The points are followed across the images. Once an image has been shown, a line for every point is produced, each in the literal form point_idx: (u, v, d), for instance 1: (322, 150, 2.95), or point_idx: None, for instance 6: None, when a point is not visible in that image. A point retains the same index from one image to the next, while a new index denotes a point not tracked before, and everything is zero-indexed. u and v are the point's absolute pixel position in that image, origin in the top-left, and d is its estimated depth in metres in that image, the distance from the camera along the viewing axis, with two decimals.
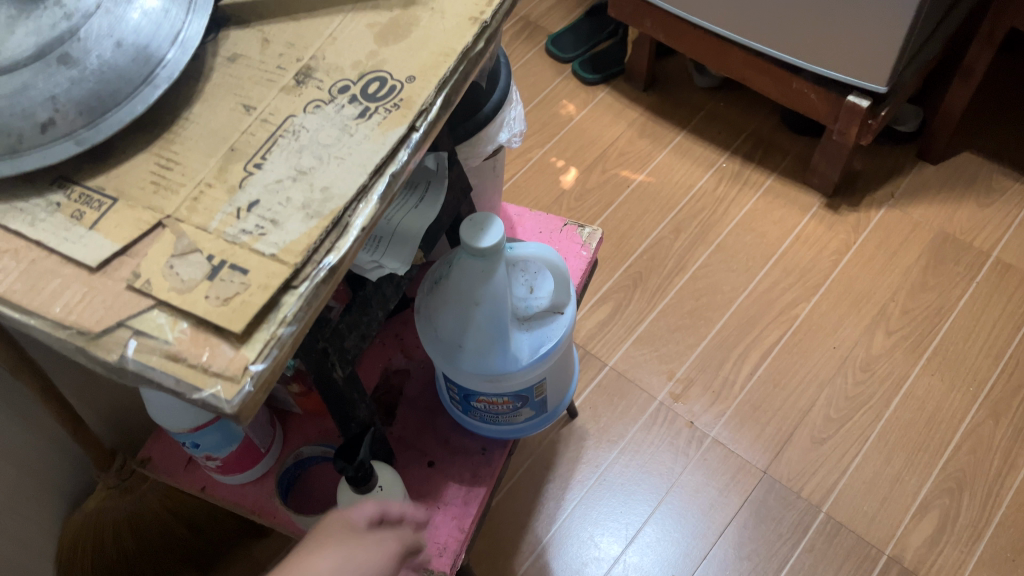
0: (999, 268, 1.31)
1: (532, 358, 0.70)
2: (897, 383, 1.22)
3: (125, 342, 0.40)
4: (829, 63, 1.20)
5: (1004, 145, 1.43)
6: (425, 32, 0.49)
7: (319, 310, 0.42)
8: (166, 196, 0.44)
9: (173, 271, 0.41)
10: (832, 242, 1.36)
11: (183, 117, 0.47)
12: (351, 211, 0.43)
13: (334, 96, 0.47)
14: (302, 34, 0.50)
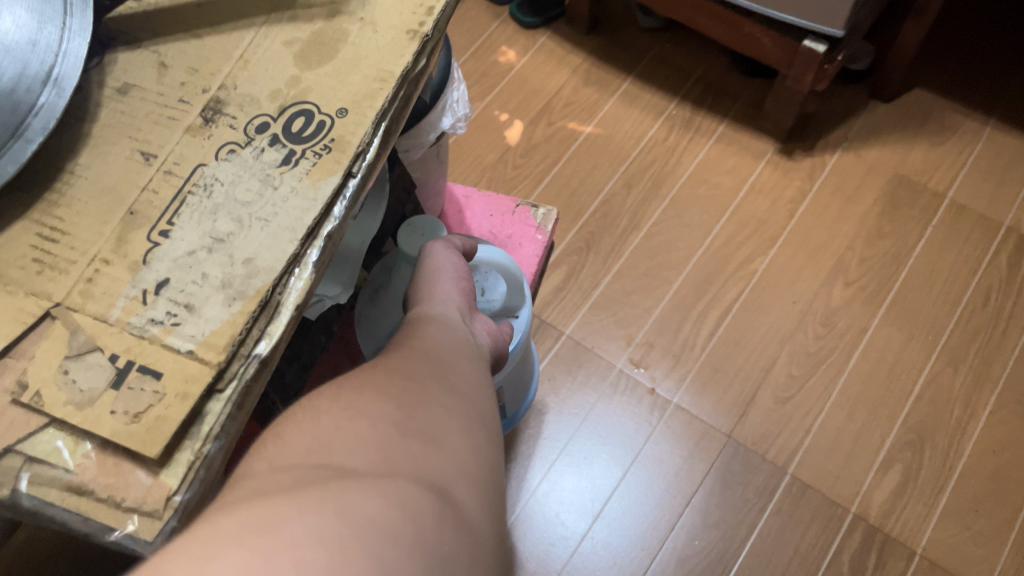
0: (953, 210, 1.29)
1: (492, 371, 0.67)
2: (857, 335, 1.20)
3: (18, 472, 0.39)
4: (783, 8, 1.13)
5: (957, 79, 1.40)
6: (355, 49, 0.49)
7: (245, 415, 0.42)
8: (53, 278, 0.43)
9: (69, 379, 0.40)
10: (787, 190, 1.32)
11: (67, 170, 0.46)
12: (280, 288, 0.43)
13: (250, 138, 0.46)
14: (208, 59, 0.49)
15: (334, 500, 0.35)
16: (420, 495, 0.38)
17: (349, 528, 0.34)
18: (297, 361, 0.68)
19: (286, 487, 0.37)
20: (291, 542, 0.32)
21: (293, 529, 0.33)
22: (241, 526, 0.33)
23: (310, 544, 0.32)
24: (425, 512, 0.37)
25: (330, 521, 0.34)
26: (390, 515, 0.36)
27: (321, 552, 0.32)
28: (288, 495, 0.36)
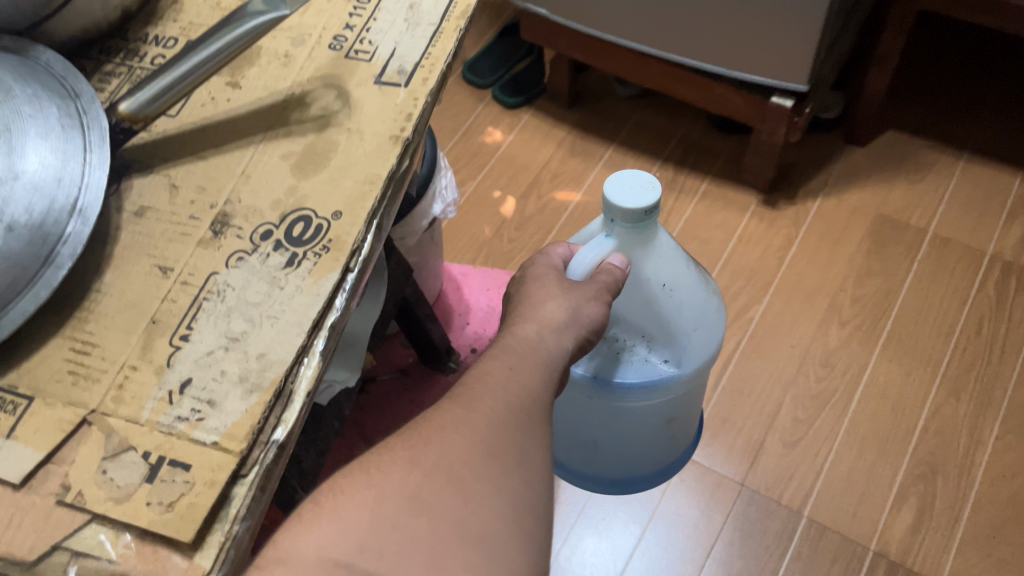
0: (937, 244, 1.32)
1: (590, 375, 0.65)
2: (857, 373, 1.22)
3: (65, 566, 0.42)
4: (750, 68, 1.19)
5: (928, 118, 1.46)
6: (345, 157, 0.54)
7: (267, 495, 0.45)
8: (87, 387, 0.47)
9: (107, 477, 0.44)
10: (775, 239, 1.36)
11: (94, 290, 0.50)
12: (292, 379, 0.47)
13: (256, 245, 0.51)
14: (213, 178, 0.54)
15: (440, 509, 0.42)
16: (517, 506, 0.43)
17: (443, 538, 0.41)
18: (314, 448, 0.71)
19: (411, 476, 0.43)
20: (383, 541, 0.40)
21: (395, 532, 0.41)
22: (355, 516, 0.41)
23: (401, 547, 0.40)
24: (515, 522, 0.43)
25: (424, 532, 0.41)
26: (483, 523, 0.42)
27: (404, 554, 0.40)
28: (410, 491, 0.42)
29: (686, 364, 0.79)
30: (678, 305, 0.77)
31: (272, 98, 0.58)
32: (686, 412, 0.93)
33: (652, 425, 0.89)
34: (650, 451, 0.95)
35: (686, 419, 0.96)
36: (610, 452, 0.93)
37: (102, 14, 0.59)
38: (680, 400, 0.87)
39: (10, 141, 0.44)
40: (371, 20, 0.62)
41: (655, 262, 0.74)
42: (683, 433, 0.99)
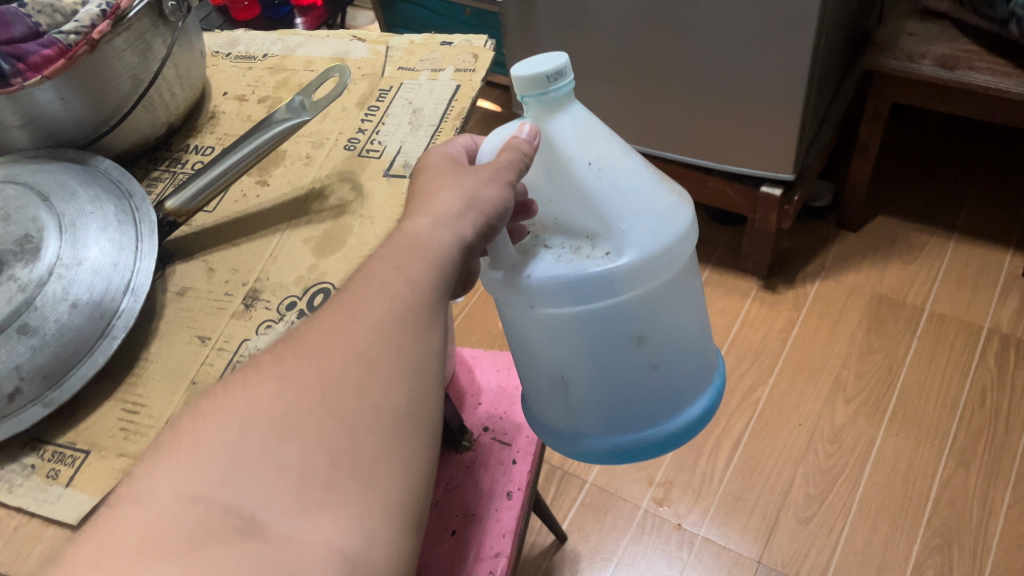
0: (934, 320, 1.37)
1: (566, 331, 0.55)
2: (866, 448, 1.24)
3: None
4: (738, 161, 1.29)
5: (915, 203, 1.53)
6: (359, 238, 0.60)
7: None
8: (135, 439, 0.52)
9: None
10: (776, 321, 1.41)
11: (142, 359, 0.57)
12: None
13: (283, 314, 0.57)
14: (244, 260, 0.61)
15: (316, 432, 0.36)
16: (404, 421, 0.38)
17: (317, 460, 0.35)
18: None
19: (280, 398, 0.37)
20: (248, 475, 0.35)
21: (265, 462, 0.35)
22: (220, 445, 0.36)
23: (271, 479, 0.35)
24: (403, 443, 0.37)
25: (298, 463, 0.35)
26: (364, 448, 0.36)
27: (274, 488, 0.34)
28: (279, 414, 0.37)
29: (626, 287, 0.52)
30: (617, 193, 0.52)
31: (294, 193, 0.66)
32: (680, 346, 0.58)
33: (619, 352, 0.55)
34: (638, 406, 0.58)
35: (683, 344, 0.58)
36: (574, 402, 0.59)
37: (151, 129, 0.68)
38: (654, 336, 0.55)
39: (74, 234, 0.53)
40: (380, 123, 0.70)
41: (577, 136, 0.53)
42: (689, 379, 0.59)
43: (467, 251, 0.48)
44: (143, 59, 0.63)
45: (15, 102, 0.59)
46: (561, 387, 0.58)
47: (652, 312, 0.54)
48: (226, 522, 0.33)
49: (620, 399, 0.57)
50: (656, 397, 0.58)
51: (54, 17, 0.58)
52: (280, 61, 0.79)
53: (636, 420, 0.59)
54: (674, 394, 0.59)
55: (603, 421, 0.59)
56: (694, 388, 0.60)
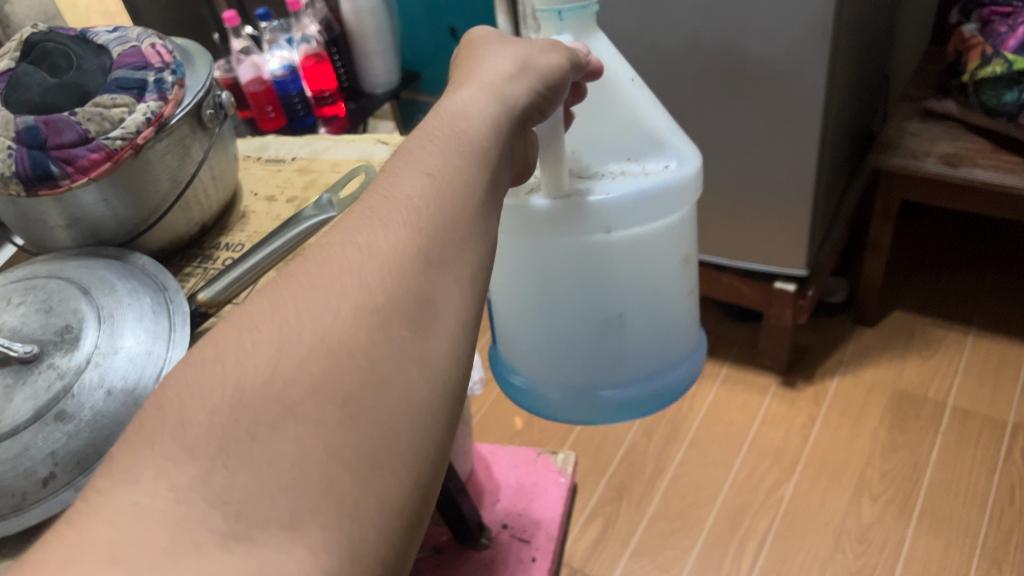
0: (958, 415, 1.35)
1: (584, 268, 0.61)
2: (895, 548, 1.19)
3: None
4: (751, 258, 1.32)
5: (931, 298, 1.54)
6: None
7: None
8: None
9: None
10: (797, 418, 1.40)
11: None
12: None
13: None
14: None
15: (314, 421, 0.34)
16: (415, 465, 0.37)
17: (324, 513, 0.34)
18: None
19: (283, 365, 0.35)
20: None
21: (262, 466, 0.32)
22: None
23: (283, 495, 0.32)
24: (420, 391, 0.36)
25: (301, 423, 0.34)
26: (362, 425, 0.34)
27: None
28: (276, 394, 0.34)
29: (648, 215, 0.59)
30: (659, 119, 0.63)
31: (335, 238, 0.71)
32: (680, 301, 0.66)
33: (598, 328, 0.64)
34: (647, 343, 0.67)
35: (680, 299, 0.66)
36: (593, 354, 0.66)
37: (186, 228, 0.72)
38: (652, 279, 0.63)
39: (112, 325, 0.56)
40: None
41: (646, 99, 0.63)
42: (686, 324, 0.69)
43: (512, 119, 0.52)
44: (181, 163, 0.67)
45: (62, 202, 0.62)
46: (567, 330, 0.65)
47: (661, 258, 0.62)
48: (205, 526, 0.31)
49: (623, 335, 0.65)
50: (642, 348, 0.67)
51: (103, 123, 0.60)
52: (308, 163, 0.84)
53: (637, 356, 0.67)
54: (668, 339, 0.68)
55: (598, 362, 0.67)
56: (682, 338, 0.69)
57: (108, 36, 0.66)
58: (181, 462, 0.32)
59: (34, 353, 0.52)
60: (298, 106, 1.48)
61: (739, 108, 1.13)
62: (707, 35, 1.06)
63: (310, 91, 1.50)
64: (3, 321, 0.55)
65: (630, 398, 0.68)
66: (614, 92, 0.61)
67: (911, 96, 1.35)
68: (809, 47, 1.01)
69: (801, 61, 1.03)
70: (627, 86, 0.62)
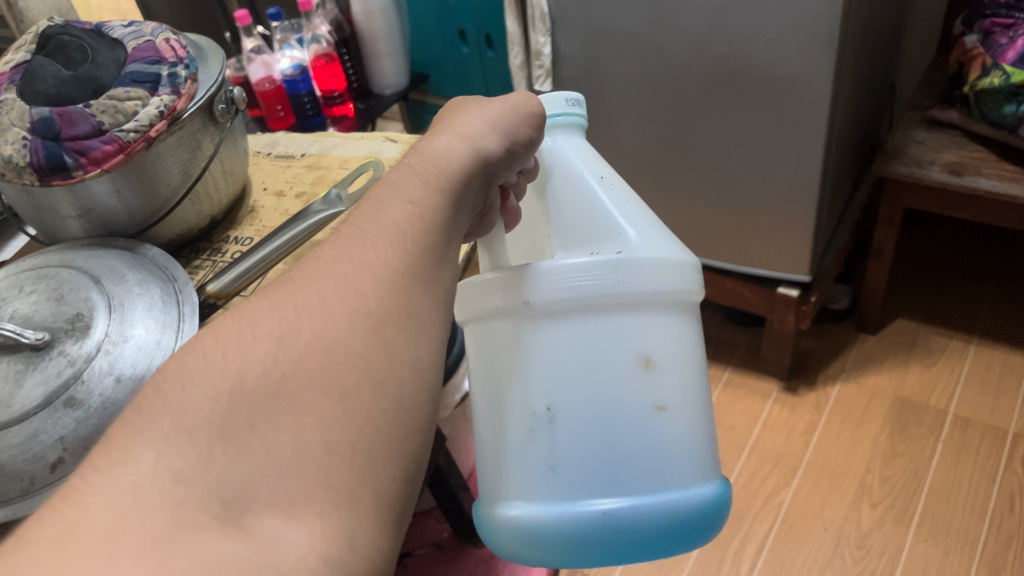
0: (959, 423, 1.35)
1: (507, 343, 0.52)
2: (894, 554, 1.20)
3: None
4: (755, 263, 1.32)
5: (935, 306, 1.55)
6: None
7: None
8: None
9: None
10: (799, 423, 1.41)
11: None
12: None
13: None
14: None
15: (323, 419, 0.34)
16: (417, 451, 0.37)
17: None
18: None
19: (285, 355, 0.35)
20: None
21: (268, 452, 0.33)
22: None
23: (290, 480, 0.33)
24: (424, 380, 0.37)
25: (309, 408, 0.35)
26: (368, 412, 0.35)
27: None
28: (293, 398, 0.34)
29: (572, 280, 0.51)
30: (625, 209, 0.61)
31: None
32: (642, 415, 0.50)
33: (528, 425, 0.51)
34: (597, 460, 0.49)
35: (647, 414, 0.50)
36: (527, 469, 0.51)
37: (195, 221, 0.73)
38: (592, 370, 0.50)
39: (122, 314, 0.57)
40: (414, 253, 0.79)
41: (617, 194, 0.62)
42: (668, 457, 0.50)
43: (481, 170, 0.51)
44: (192, 156, 0.68)
45: (74, 193, 0.64)
46: (499, 435, 0.52)
47: (602, 346, 0.50)
48: (206, 506, 0.31)
49: (556, 439, 0.50)
50: (593, 452, 0.49)
51: (116, 116, 0.61)
52: (317, 159, 0.85)
53: (584, 479, 0.49)
54: (634, 463, 0.49)
55: (531, 485, 0.51)
56: (666, 473, 0.50)
57: (123, 30, 0.67)
58: (194, 451, 0.33)
59: (45, 340, 0.53)
60: (307, 106, 1.48)
61: (746, 114, 1.13)
62: (715, 41, 1.07)
63: (320, 91, 1.52)
64: (16, 309, 0.57)
65: (572, 537, 0.49)
66: (577, 183, 0.63)
67: (917, 104, 1.36)
68: (816, 54, 1.01)
69: (808, 68, 1.03)
70: (593, 180, 0.62)
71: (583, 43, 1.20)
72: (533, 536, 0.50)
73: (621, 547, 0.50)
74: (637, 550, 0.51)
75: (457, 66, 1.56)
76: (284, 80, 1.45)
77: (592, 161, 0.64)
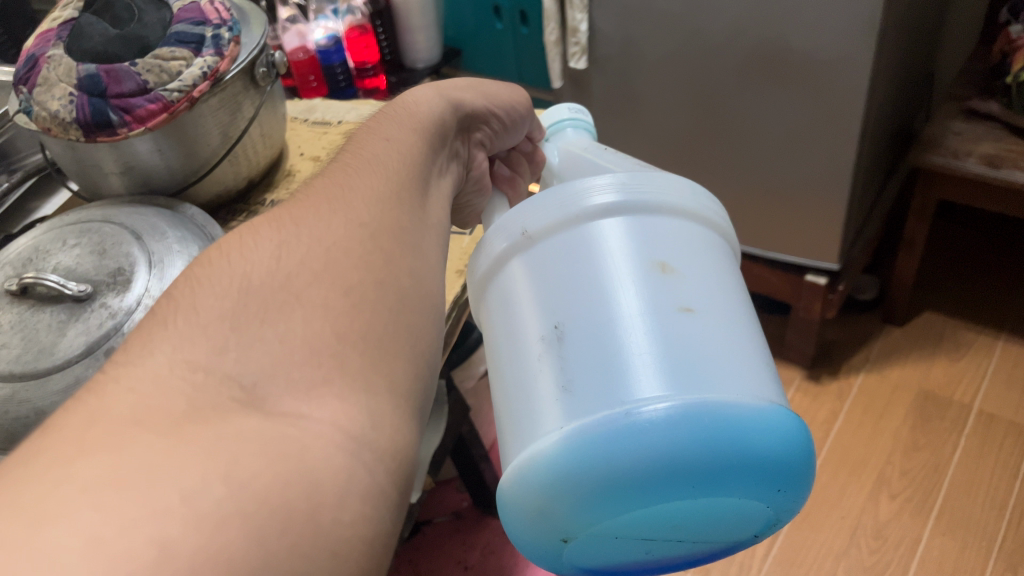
0: (983, 419, 1.34)
1: (511, 278, 0.49)
2: (911, 546, 1.19)
3: None
4: (783, 249, 1.32)
5: (963, 300, 1.53)
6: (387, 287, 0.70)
7: None
8: None
9: None
10: (820, 412, 1.40)
11: None
12: None
13: None
14: None
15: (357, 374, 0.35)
16: None
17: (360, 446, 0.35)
18: None
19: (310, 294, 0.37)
20: None
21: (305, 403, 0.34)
22: None
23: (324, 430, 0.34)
24: None
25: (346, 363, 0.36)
26: None
27: None
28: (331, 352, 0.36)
29: (570, 197, 0.49)
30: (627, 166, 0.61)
31: None
32: (658, 312, 0.43)
33: (533, 347, 0.45)
34: (615, 364, 0.42)
35: (666, 312, 0.43)
36: (542, 400, 0.43)
37: (234, 182, 0.74)
38: (599, 277, 0.45)
39: (162, 270, 0.59)
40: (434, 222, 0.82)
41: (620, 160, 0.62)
42: (704, 357, 0.41)
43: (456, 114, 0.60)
44: (233, 118, 0.69)
45: (117, 150, 0.65)
46: (513, 377, 0.46)
47: (610, 254, 0.46)
48: (224, 389, 0.34)
49: (563, 352, 0.43)
50: (602, 354, 0.42)
51: (161, 75, 0.62)
52: (353, 125, 0.85)
53: (602, 389, 0.41)
54: (660, 362, 0.41)
55: (542, 413, 0.43)
56: (706, 373, 0.41)
57: None
58: (232, 399, 0.33)
59: (88, 292, 0.56)
60: (340, 78, 1.50)
61: (781, 97, 1.12)
62: (753, 22, 1.06)
63: (354, 61, 1.52)
64: (59, 261, 0.60)
65: (595, 454, 0.39)
66: (583, 159, 0.64)
67: (955, 94, 1.34)
68: (857, 38, 1.00)
69: (847, 53, 1.02)
70: (597, 153, 0.63)
71: (619, 21, 1.20)
72: (556, 477, 0.40)
73: (666, 469, 0.39)
74: (693, 480, 0.39)
75: (490, 41, 1.55)
76: (318, 51, 1.45)
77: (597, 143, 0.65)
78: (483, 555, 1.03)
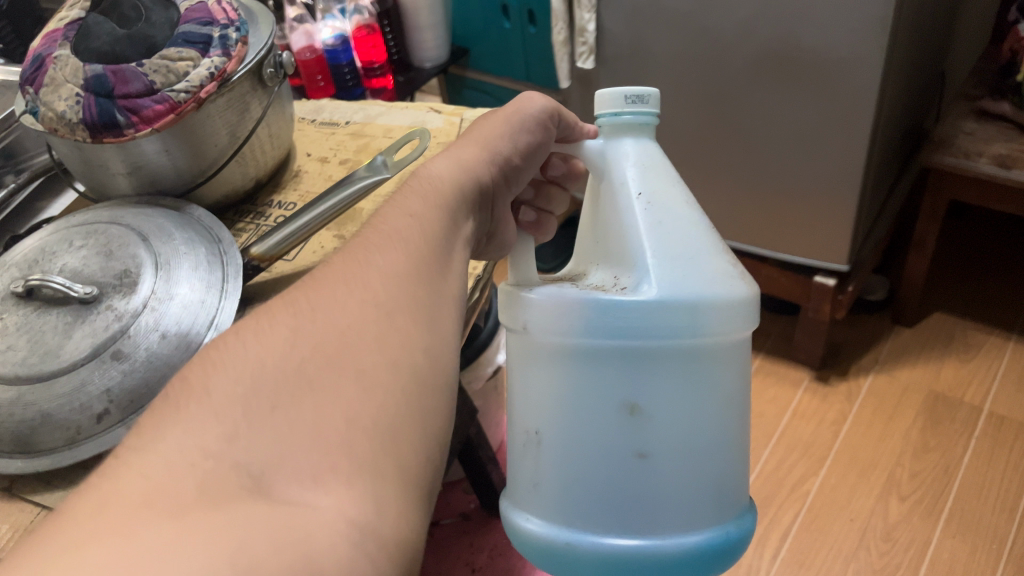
0: (993, 421, 1.33)
1: (517, 358, 0.57)
2: (921, 549, 1.18)
3: None
4: (793, 250, 1.31)
5: (974, 301, 1.52)
6: None
7: None
8: None
9: None
10: (829, 413, 1.40)
11: None
12: None
13: None
14: None
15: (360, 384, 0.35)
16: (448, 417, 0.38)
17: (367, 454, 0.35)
18: None
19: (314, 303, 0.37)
20: None
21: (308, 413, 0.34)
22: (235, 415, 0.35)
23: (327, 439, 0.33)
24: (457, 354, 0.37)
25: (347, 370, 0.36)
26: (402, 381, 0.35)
27: None
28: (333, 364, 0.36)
29: (566, 316, 0.52)
30: (654, 233, 0.53)
31: None
32: (620, 456, 0.51)
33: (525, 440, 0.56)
34: (580, 487, 0.53)
35: (622, 461, 0.51)
36: (530, 471, 0.55)
37: (241, 183, 0.74)
38: (575, 410, 0.52)
39: (168, 272, 0.59)
40: None
41: (652, 220, 0.53)
42: (647, 500, 0.51)
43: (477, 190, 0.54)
44: (241, 119, 0.69)
45: (124, 150, 0.65)
46: (515, 448, 0.57)
47: (587, 390, 0.52)
48: (234, 480, 0.32)
49: (543, 459, 0.54)
50: (571, 476, 0.53)
51: (168, 75, 0.62)
52: (361, 127, 0.85)
53: (560, 505, 0.54)
54: (609, 500, 0.52)
55: (529, 492, 0.56)
56: (640, 518, 0.51)
57: None
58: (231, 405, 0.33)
59: (94, 294, 0.56)
60: (347, 76, 1.49)
61: (790, 97, 1.11)
62: (762, 22, 1.06)
63: (360, 61, 1.50)
64: (66, 262, 0.60)
65: (550, 550, 0.54)
66: (614, 206, 0.55)
67: (966, 94, 1.33)
68: (868, 38, 0.99)
69: (857, 52, 1.01)
70: (628, 204, 0.54)
71: (628, 20, 1.19)
72: (527, 541, 0.56)
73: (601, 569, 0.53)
74: None
75: (498, 41, 1.55)
76: (326, 50, 1.46)
77: (642, 179, 0.55)
78: (491, 557, 1.03)
